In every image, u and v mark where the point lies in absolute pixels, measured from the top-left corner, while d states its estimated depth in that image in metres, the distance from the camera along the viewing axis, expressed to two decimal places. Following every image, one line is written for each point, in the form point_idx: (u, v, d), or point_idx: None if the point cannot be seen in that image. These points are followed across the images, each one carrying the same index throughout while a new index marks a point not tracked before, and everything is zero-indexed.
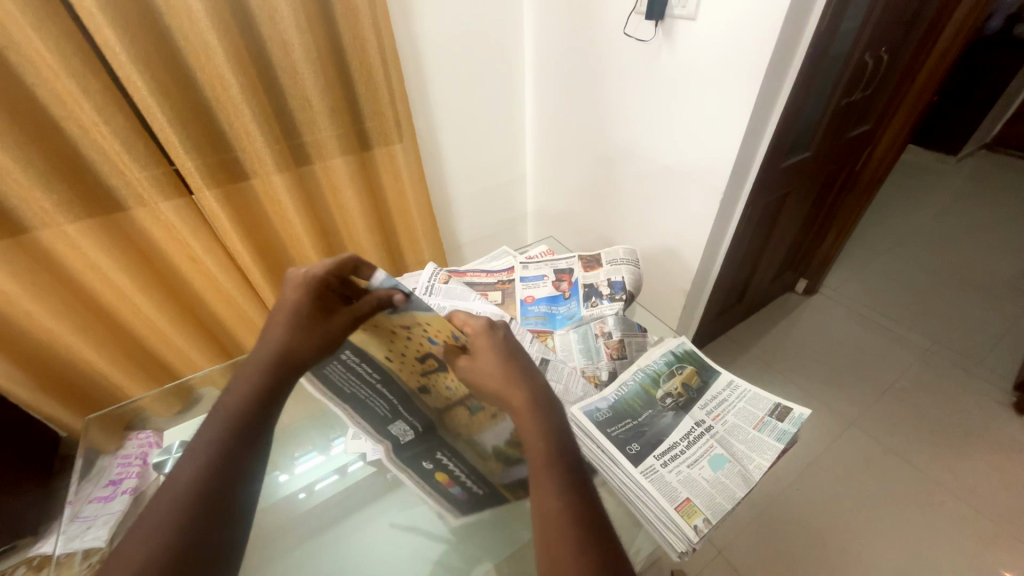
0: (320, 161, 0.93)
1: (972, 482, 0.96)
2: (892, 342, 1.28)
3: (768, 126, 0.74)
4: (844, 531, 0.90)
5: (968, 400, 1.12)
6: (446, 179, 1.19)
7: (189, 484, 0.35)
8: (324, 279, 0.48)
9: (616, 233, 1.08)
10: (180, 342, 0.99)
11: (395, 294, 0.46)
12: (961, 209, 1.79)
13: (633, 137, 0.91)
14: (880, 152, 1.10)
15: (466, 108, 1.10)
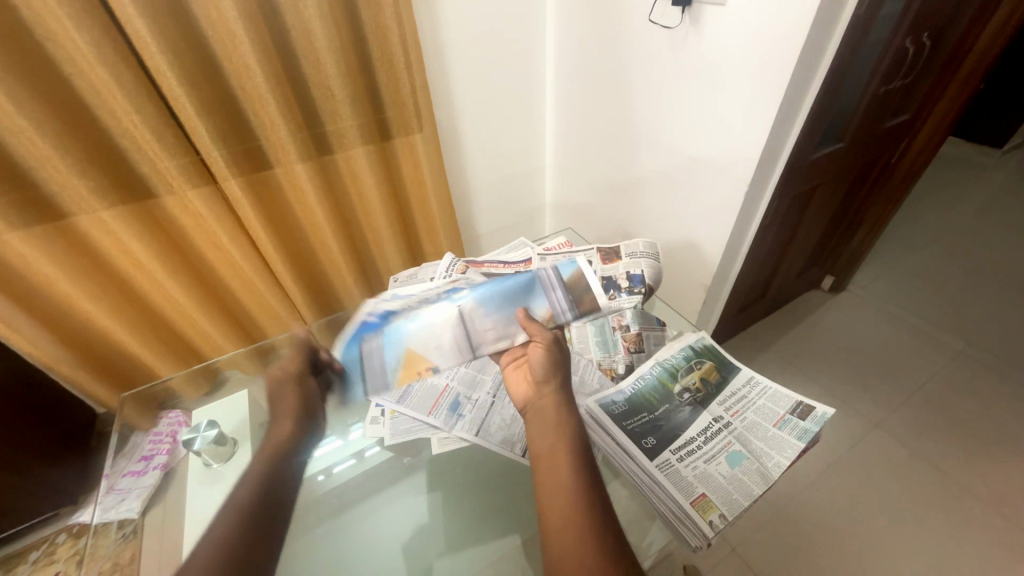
0: (342, 151, 0.95)
1: (1005, 490, 0.93)
2: (922, 343, 1.23)
3: (799, 115, 0.72)
4: (864, 534, 0.88)
5: (1003, 404, 1.07)
6: (465, 170, 1.19)
7: (238, 516, 0.47)
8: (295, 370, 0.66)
9: (636, 225, 1.06)
10: (207, 326, 1.02)
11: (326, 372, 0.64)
12: (1004, 205, 1.70)
13: (656, 127, 0.89)
14: (918, 144, 1.05)
15: (486, 98, 1.10)
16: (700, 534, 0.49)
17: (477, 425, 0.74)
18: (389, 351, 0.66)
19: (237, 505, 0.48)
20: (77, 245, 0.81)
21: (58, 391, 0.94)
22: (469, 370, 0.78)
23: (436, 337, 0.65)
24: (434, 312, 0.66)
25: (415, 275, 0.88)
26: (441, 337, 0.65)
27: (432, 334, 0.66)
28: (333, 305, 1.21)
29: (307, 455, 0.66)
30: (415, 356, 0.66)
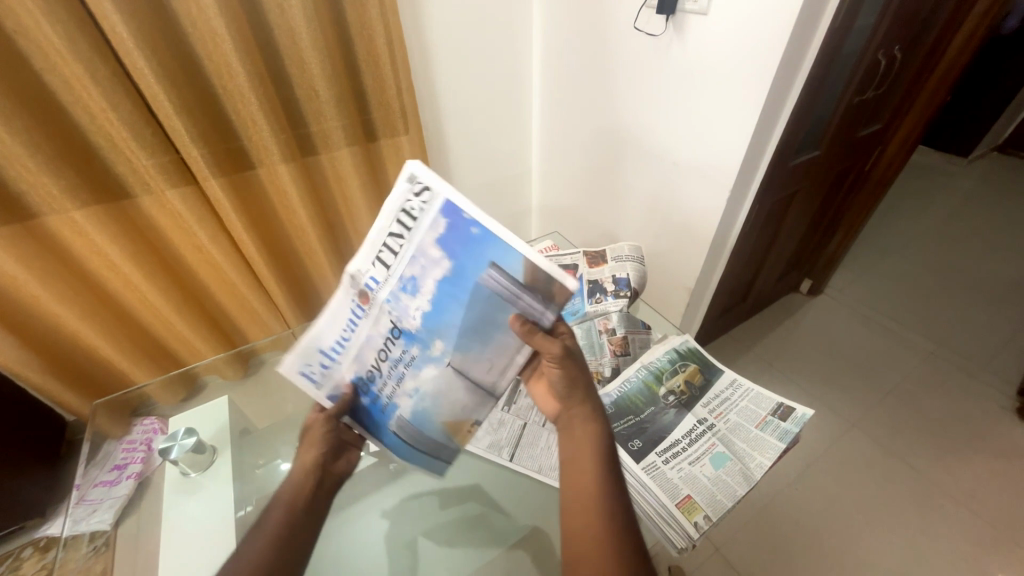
0: (326, 152, 0.93)
1: (972, 486, 0.97)
2: (896, 345, 1.27)
3: (779, 122, 0.73)
4: (841, 531, 0.91)
5: (970, 403, 1.12)
6: (452, 171, 1.19)
7: (275, 537, 0.40)
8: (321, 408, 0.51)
9: (622, 229, 1.07)
10: (185, 330, 0.99)
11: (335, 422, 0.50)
12: (971, 212, 1.77)
13: (641, 133, 0.90)
14: (890, 152, 1.08)
15: (474, 100, 1.10)
16: (685, 535, 0.50)
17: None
18: (427, 430, 0.50)
19: (268, 527, 0.41)
20: (47, 246, 0.77)
21: (26, 398, 0.90)
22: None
23: (453, 394, 0.49)
24: (428, 375, 0.48)
25: None
26: (456, 392, 0.49)
27: (446, 391, 0.49)
28: (316, 308, 1.19)
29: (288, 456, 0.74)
30: (453, 424, 0.50)
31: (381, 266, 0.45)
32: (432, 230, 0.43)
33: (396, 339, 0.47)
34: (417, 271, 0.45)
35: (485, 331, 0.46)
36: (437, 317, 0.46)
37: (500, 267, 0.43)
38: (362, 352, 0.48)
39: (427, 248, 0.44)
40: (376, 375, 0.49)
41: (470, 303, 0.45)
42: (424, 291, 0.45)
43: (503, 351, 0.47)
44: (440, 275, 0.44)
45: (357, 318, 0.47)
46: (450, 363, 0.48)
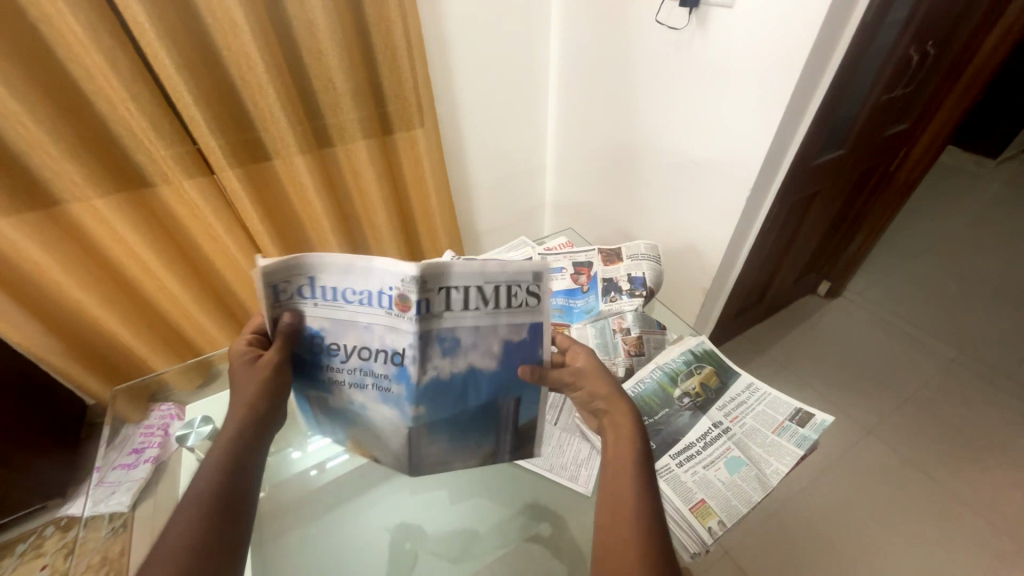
0: (342, 144, 0.93)
1: (992, 496, 0.94)
2: (916, 350, 1.24)
3: (804, 119, 0.71)
4: (854, 538, 0.89)
5: (992, 412, 1.09)
6: (466, 165, 1.19)
7: (207, 508, 0.37)
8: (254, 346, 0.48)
9: (637, 226, 1.06)
10: (202, 318, 1.01)
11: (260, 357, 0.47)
12: (998, 215, 1.72)
13: (660, 128, 0.88)
14: (917, 152, 1.05)
15: (489, 94, 1.09)
16: (699, 540, 0.49)
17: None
18: (338, 420, 0.55)
19: (195, 499, 0.37)
20: (70, 233, 0.79)
21: (49, 381, 0.92)
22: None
23: (382, 432, 0.53)
24: (380, 409, 0.51)
25: None
26: (385, 433, 0.53)
27: (378, 427, 0.53)
28: None
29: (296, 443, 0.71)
30: (363, 440, 0.55)
31: (446, 302, 0.44)
32: (503, 328, 0.47)
33: (384, 364, 0.48)
34: (461, 341, 0.47)
35: (458, 420, 0.52)
36: (433, 386, 0.48)
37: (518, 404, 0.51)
38: (346, 328, 0.47)
39: (490, 335, 0.47)
40: (340, 354, 0.49)
41: (469, 398, 0.50)
42: (460, 354, 0.47)
43: (452, 446, 0.54)
44: (472, 361, 0.48)
45: (376, 305, 0.45)
46: (405, 425, 0.51)
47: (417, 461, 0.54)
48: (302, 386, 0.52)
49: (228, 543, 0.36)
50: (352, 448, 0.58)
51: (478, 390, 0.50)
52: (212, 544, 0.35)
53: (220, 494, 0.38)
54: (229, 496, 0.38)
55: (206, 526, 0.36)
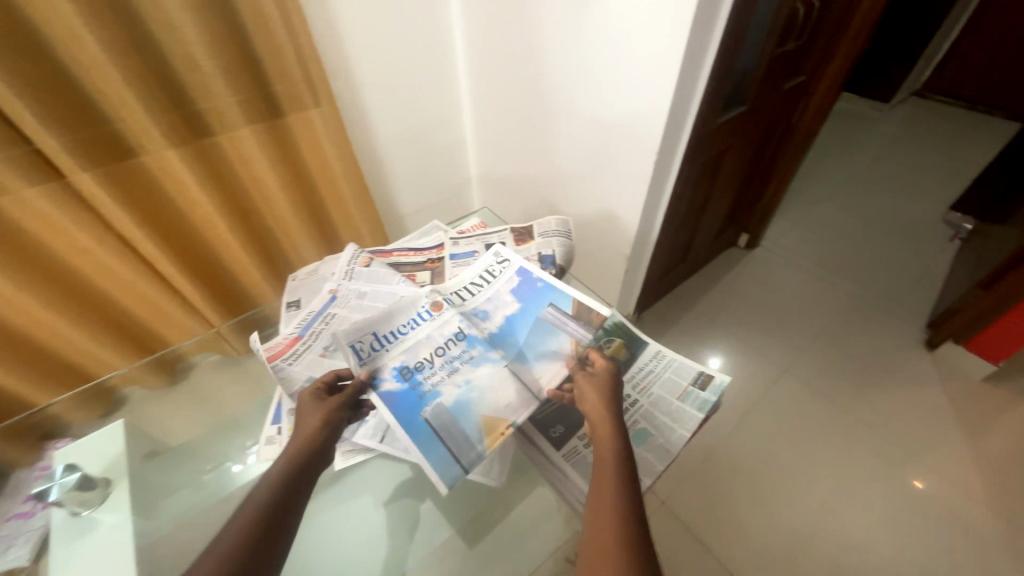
0: (224, 132, 0.83)
1: (887, 415, 1.05)
2: (824, 290, 1.35)
3: (700, 79, 0.70)
4: (774, 471, 0.97)
5: (887, 340, 1.21)
6: (376, 146, 1.10)
7: (264, 503, 0.41)
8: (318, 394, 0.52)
9: (559, 198, 1.04)
10: (86, 343, 0.88)
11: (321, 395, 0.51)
12: (891, 156, 1.87)
13: (567, 95, 0.86)
14: (814, 104, 1.09)
15: (391, 66, 1.00)
16: None
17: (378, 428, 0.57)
18: (462, 422, 0.50)
19: (254, 498, 0.41)
20: None
21: None
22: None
23: (502, 393, 0.53)
24: (483, 372, 0.54)
25: (317, 273, 0.71)
26: (503, 391, 0.53)
27: (495, 389, 0.53)
28: (246, 305, 1.10)
29: (237, 459, 0.78)
30: (490, 414, 0.51)
31: (459, 296, 0.63)
32: (507, 286, 0.64)
33: (458, 342, 0.57)
34: (490, 305, 0.62)
35: (538, 346, 0.57)
36: (500, 335, 0.59)
37: (555, 306, 0.60)
38: (417, 347, 0.56)
39: (501, 293, 0.63)
40: (424, 367, 0.54)
41: (530, 327, 0.59)
42: (494, 316, 0.61)
43: (555, 362, 0.55)
44: (510, 311, 0.61)
45: (423, 319, 0.59)
46: (507, 365, 0.55)
47: (542, 388, 0.53)
48: (411, 416, 0.50)
49: (279, 534, 0.40)
50: (494, 441, 0.49)
51: (530, 319, 0.60)
52: (260, 538, 0.38)
53: (277, 490, 0.42)
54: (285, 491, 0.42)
55: (264, 514, 0.40)
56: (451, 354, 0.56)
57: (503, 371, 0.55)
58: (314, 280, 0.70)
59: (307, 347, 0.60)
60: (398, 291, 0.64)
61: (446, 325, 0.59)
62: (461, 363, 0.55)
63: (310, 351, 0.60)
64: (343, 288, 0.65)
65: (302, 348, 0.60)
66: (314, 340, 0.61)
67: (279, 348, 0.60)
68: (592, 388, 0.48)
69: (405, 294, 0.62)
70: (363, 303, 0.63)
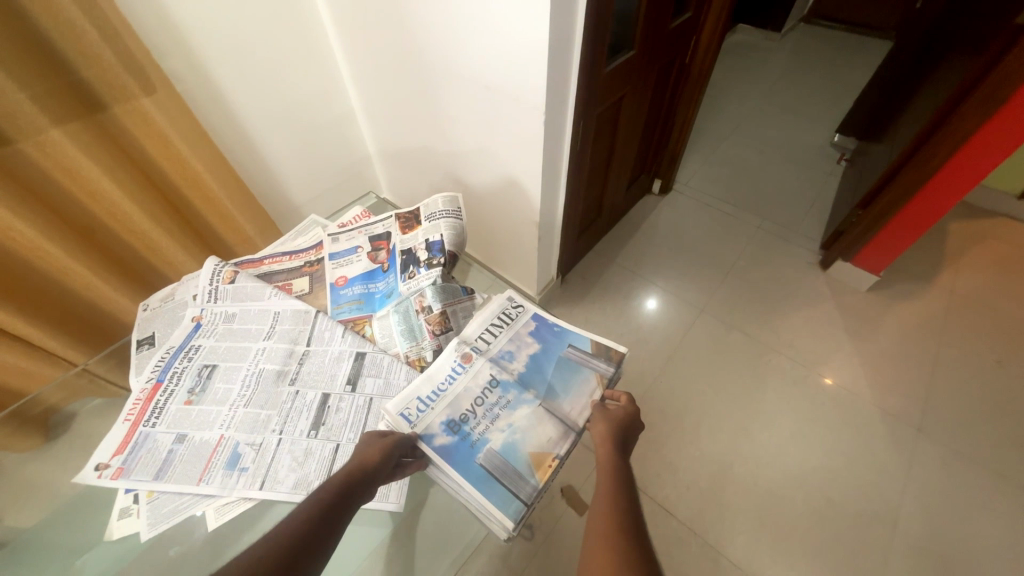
0: (26, 138, 0.66)
1: (792, 336, 1.15)
2: (732, 225, 1.41)
3: (577, 26, 0.65)
4: (700, 407, 1.03)
5: (789, 266, 1.30)
6: (244, 132, 0.96)
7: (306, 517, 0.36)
8: (380, 432, 0.45)
9: (462, 168, 0.97)
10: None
11: (384, 432, 0.45)
12: (784, 85, 1.95)
13: (445, 53, 0.76)
14: (705, 41, 1.08)
15: (238, 35, 0.85)
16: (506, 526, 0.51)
17: (262, 473, 0.49)
18: (514, 460, 0.44)
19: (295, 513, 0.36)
20: None
21: None
22: (250, 408, 0.52)
23: (546, 428, 0.45)
24: (524, 413, 0.46)
25: (174, 296, 0.63)
26: (547, 425, 0.45)
27: (539, 427, 0.45)
28: (122, 334, 0.95)
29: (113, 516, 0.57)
30: (539, 453, 0.44)
31: (484, 339, 0.52)
32: (527, 325, 0.53)
33: (494, 388, 0.48)
34: (515, 346, 0.51)
35: (572, 376, 0.48)
36: (534, 372, 0.49)
37: (573, 345, 0.51)
38: (454, 400, 0.47)
39: (522, 336, 0.52)
40: (469, 418, 0.46)
41: (561, 362, 0.49)
42: (522, 353, 0.50)
43: (588, 391, 0.47)
44: (532, 353, 0.50)
45: (454, 371, 0.49)
46: (546, 403, 0.47)
47: (586, 419, 0.46)
48: (466, 467, 0.43)
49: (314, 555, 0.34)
50: (546, 474, 0.43)
51: (556, 355, 0.50)
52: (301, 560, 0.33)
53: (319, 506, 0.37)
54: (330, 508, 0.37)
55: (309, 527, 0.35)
56: (488, 402, 0.47)
57: (543, 409, 0.46)
58: (170, 307, 0.61)
59: (169, 395, 0.53)
60: (272, 309, 0.59)
61: (478, 371, 0.49)
62: (500, 409, 0.47)
63: (173, 400, 0.53)
64: (209, 312, 0.59)
65: (164, 398, 0.53)
66: (177, 384, 0.54)
67: (136, 406, 0.53)
68: (603, 418, 0.44)
69: (285, 314, 0.58)
70: (234, 327, 0.58)
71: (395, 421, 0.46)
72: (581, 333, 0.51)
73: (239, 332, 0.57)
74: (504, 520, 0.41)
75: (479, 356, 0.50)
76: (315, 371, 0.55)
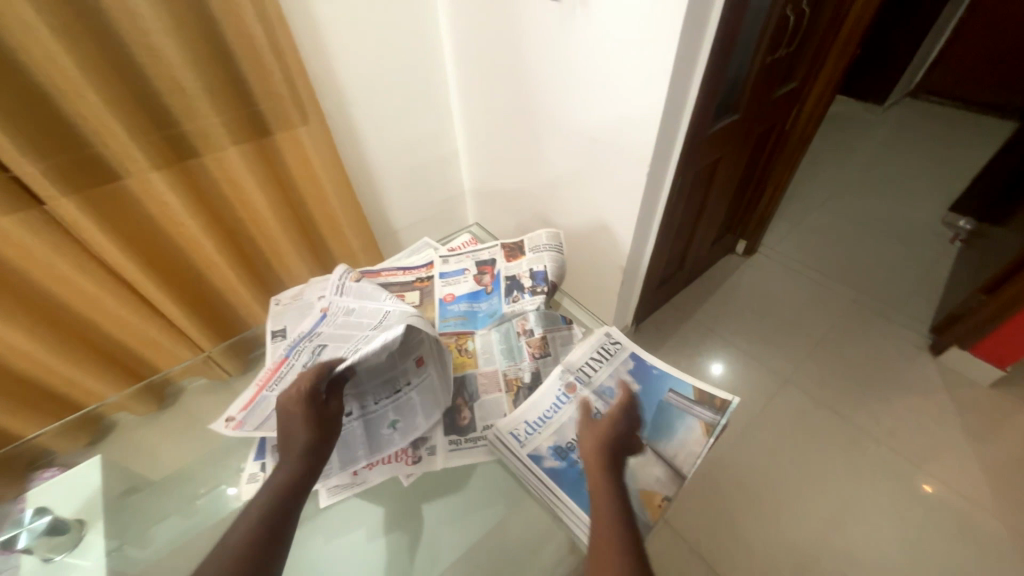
0: (210, 153, 0.81)
1: (892, 424, 1.03)
2: (824, 296, 1.33)
3: (692, 89, 0.69)
4: (781, 485, 0.94)
5: (891, 347, 1.19)
6: (369, 163, 1.10)
7: (255, 525, 0.39)
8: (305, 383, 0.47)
9: (554, 211, 1.03)
10: (58, 367, 0.84)
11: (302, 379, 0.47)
12: (886, 159, 1.86)
13: (557, 107, 0.84)
14: (808, 110, 1.08)
15: (379, 82, 0.99)
16: None
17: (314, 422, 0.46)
18: (625, 494, 0.43)
19: (236, 534, 0.38)
20: None
21: None
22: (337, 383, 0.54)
23: (654, 468, 0.45)
24: (631, 450, 0.46)
25: (301, 296, 0.71)
26: (655, 465, 0.45)
27: (647, 466, 0.45)
28: (237, 325, 1.07)
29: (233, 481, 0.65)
30: (649, 492, 0.43)
31: (585, 372, 0.53)
32: (625, 362, 0.53)
33: (599, 422, 0.49)
34: (615, 383, 0.52)
35: (674, 421, 0.48)
36: (640, 411, 0.49)
37: (675, 390, 0.50)
38: (561, 429, 0.49)
39: (621, 373, 0.53)
40: (575, 447, 0.48)
41: (663, 406, 0.49)
42: (623, 391, 0.51)
43: (692, 438, 0.46)
44: (634, 392, 0.50)
45: (560, 402, 0.51)
46: (652, 444, 0.46)
47: (695, 465, 0.45)
48: (576, 492, 0.45)
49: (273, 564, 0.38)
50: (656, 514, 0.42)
51: (659, 398, 0.50)
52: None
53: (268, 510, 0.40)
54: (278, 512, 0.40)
55: (256, 537, 0.38)
56: None
57: (651, 449, 0.46)
58: (298, 304, 0.69)
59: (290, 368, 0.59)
60: (384, 308, 0.62)
61: (580, 404, 0.50)
62: None
63: (291, 371, 0.59)
64: (334, 304, 0.65)
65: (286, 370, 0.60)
66: (296, 359, 0.60)
67: (266, 374, 0.62)
68: (589, 432, 0.45)
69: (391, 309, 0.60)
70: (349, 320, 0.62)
71: (499, 435, 0.50)
72: (681, 377, 0.51)
73: (353, 324, 0.62)
74: None
75: (580, 388, 0.52)
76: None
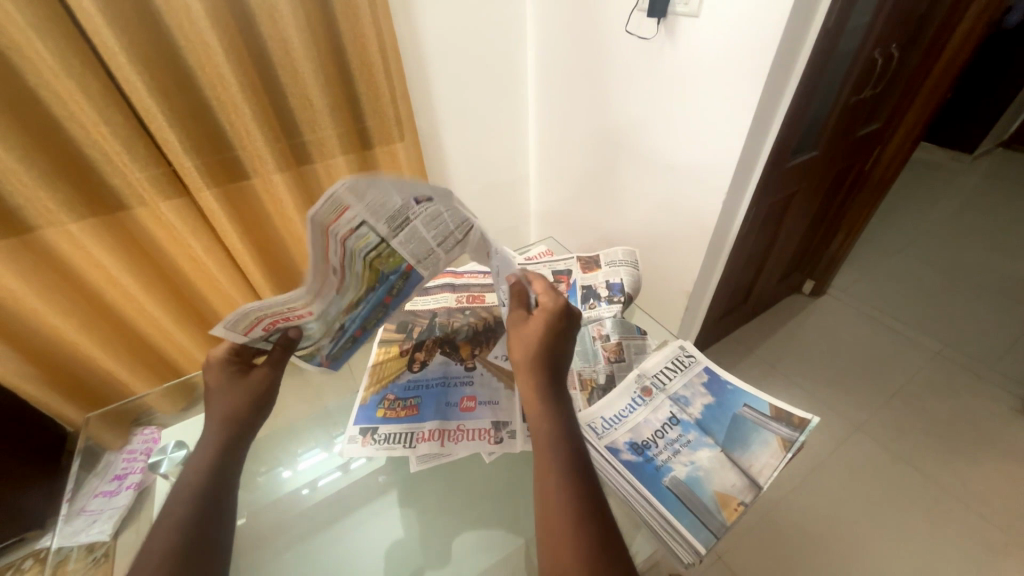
0: (322, 160, 0.92)
1: (981, 488, 0.94)
2: (903, 345, 1.25)
3: (775, 121, 0.72)
4: (848, 538, 0.89)
5: (981, 406, 1.09)
6: (449, 178, 1.19)
7: (191, 506, 0.38)
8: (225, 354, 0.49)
9: (620, 233, 1.07)
10: (174, 334, 0.96)
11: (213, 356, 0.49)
12: (976, 209, 1.75)
13: (635, 135, 0.89)
14: (890, 152, 1.06)
15: (468, 107, 1.09)
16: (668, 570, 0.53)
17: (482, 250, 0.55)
18: (700, 492, 0.44)
19: (173, 504, 0.38)
20: (45, 259, 0.74)
21: None
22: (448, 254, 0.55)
23: (729, 473, 0.45)
24: (706, 454, 0.47)
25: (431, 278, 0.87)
26: (731, 471, 0.46)
27: (724, 471, 0.46)
28: None
29: (288, 464, 0.73)
30: (724, 495, 0.44)
31: (660, 379, 0.56)
32: (699, 374, 0.56)
33: (674, 425, 0.51)
34: (689, 392, 0.54)
35: (749, 433, 0.48)
36: (715, 420, 0.51)
37: (749, 405, 0.51)
38: (638, 427, 0.51)
39: (696, 384, 0.55)
40: (651, 445, 0.49)
41: (738, 417, 0.50)
42: (698, 401, 0.53)
43: (769, 451, 0.46)
44: (709, 402, 0.52)
45: (636, 403, 0.54)
46: (727, 451, 0.47)
47: (772, 477, 0.44)
48: (652, 485, 0.46)
49: (214, 526, 0.38)
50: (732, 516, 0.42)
51: (734, 410, 0.51)
52: (193, 555, 0.35)
53: (205, 483, 0.40)
54: (215, 480, 0.41)
55: (196, 507, 0.38)
56: (668, 438, 0.50)
57: (726, 454, 0.47)
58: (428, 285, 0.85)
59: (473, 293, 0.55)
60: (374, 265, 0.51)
61: (655, 406, 0.53)
62: (682, 444, 0.49)
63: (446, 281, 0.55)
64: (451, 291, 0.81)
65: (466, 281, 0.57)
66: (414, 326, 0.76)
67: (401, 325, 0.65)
68: (516, 348, 0.47)
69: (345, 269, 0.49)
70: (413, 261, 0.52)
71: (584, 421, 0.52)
72: (756, 394, 0.52)
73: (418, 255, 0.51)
74: (695, 544, 0.41)
75: (655, 392, 0.54)
76: (318, 317, 0.51)
